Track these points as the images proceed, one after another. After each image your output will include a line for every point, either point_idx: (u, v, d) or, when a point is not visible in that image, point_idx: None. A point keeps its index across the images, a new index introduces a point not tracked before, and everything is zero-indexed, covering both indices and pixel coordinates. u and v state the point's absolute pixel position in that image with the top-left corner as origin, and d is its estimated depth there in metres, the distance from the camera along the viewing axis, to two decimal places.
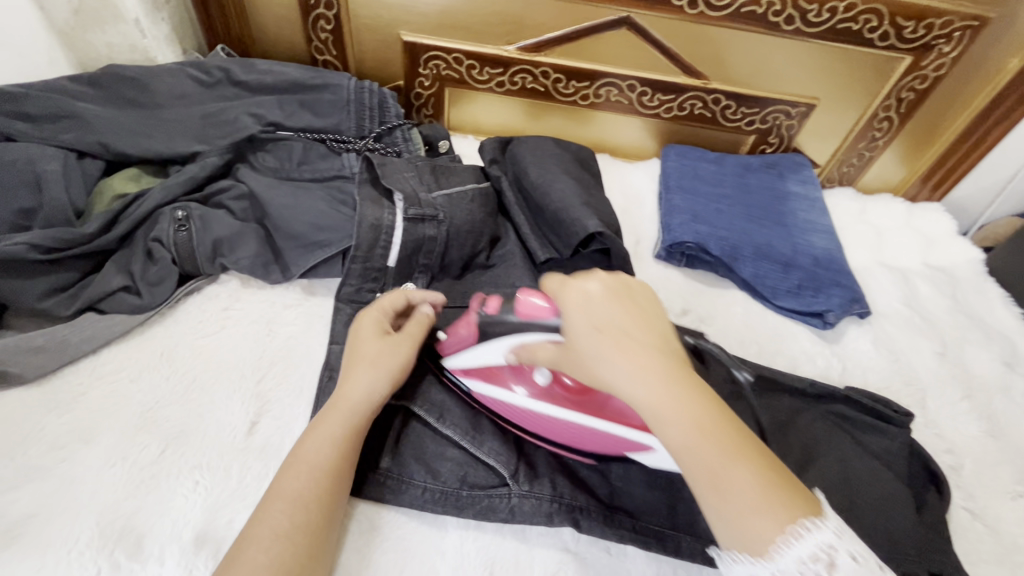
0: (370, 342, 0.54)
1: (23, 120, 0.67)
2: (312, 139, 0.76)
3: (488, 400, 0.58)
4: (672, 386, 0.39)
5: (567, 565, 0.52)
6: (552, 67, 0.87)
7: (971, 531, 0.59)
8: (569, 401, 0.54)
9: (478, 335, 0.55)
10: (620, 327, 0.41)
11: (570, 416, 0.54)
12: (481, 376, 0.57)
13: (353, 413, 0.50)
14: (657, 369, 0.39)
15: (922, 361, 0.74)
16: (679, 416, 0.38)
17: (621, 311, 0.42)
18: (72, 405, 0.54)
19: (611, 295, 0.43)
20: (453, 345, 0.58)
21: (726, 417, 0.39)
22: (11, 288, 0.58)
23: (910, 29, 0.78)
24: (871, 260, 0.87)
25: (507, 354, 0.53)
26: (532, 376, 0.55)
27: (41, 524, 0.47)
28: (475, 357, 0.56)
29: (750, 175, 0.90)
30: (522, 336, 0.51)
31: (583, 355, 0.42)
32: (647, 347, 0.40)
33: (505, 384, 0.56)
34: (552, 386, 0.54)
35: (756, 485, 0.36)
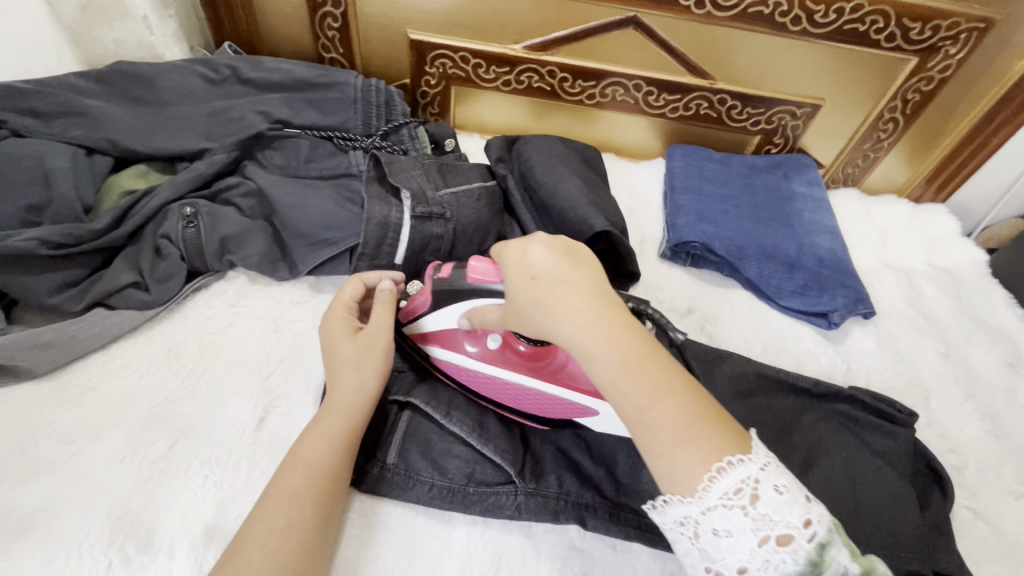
0: (344, 346, 0.54)
1: (32, 117, 0.67)
2: (320, 137, 0.76)
3: (445, 364, 0.60)
4: (604, 327, 0.40)
5: (572, 561, 0.52)
6: (558, 66, 0.87)
7: (973, 530, 0.59)
8: (520, 364, 0.57)
9: (432, 302, 0.56)
10: (554, 277, 0.43)
11: (522, 379, 0.56)
12: (437, 341, 0.60)
13: (351, 413, 0.51)
14: (588, 311, 0.41)
15: (926, 362, 0.74)
16: (608, 353, 0.39)
17: (559, 264, 0.44)
18: (81, 400, 0.54)
19: (550, 252, 0.45)
20: (409, 313, 0.59)
21: (658, 355, 0.40)
22: (22, 283, 0.58)
23: (917, 30, 0.78)
24: (874, 260, 0.87)
25: (461, 319, 0.55)
26: (486, 340, 0.57)
27: (51, 517, 0.47)
28: (432, 324, 0.58)
29: (755, 176, 0.90)
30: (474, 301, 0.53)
31: (523, 306, 0.44)
32: (581, 292, 0.42)
33: (460, 349, 0.58)
34: (505, 350, 0.57)
35: (680, 417, 0.37)
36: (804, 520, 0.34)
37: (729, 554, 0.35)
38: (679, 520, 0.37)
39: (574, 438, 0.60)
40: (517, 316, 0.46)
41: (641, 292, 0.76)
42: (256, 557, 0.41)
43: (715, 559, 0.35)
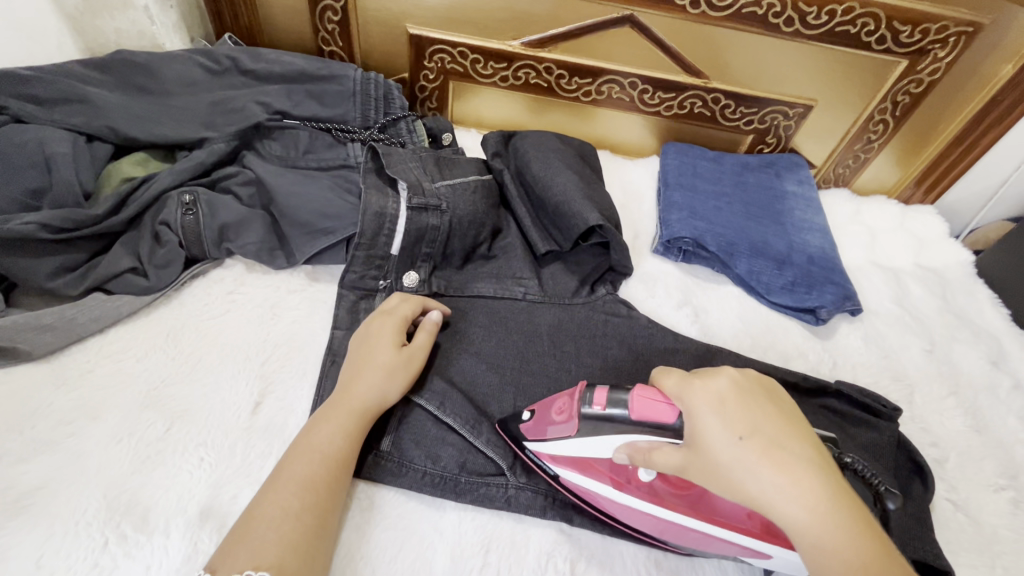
0: (389, 355, 0.55)
1: (32, 103, 0.68)
2: (318, 128, 0.77)
3: (580, 490, 0.54)
4: (835, 513, 0.39)
5: (561, 545, 0.54)
6: (555, 62, 0.88)
7: (952, 521, 0.61)
8: (672, 498, 0.50)
9: (578, 430, 0.51)
10: (769, 439, 0.41)
11: (678, 518, 0.50)
12: (574, 465, 0.53)
13: (366, 411, 0.52)
14: (817, 491, 0.39)
15: (911, 358, 0.76)
16: (841, 546, 0.38)
17: (765, 419, 0.42)
18: (79, 382, 0.55)
19: (753, 403, 0.43)
20: (543, 432, 0.53)
21: (888, 550, 0.39)
22: (21, 266, 0.59)
23: (907, 33, 0.79)
24: (863, 259, 0.89)
25: (619, 451, 0.49)
26: (635, 473, 0.51)
27: (50, 496, 0.48)
28: (569, 447, 0.52)
29: (748, 175, 0.91)
30: (637, 437, 0.48)
31: (723, 467, 0.41)
32: (806, 465, 0.40)
33: (601, 478, 0.52)
34: (654, 481, 0.51)
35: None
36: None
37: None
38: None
39: None
40: (708, 472, 0.43)
41: (634, 287, 0.77)
42: (272, 536, 0.43)
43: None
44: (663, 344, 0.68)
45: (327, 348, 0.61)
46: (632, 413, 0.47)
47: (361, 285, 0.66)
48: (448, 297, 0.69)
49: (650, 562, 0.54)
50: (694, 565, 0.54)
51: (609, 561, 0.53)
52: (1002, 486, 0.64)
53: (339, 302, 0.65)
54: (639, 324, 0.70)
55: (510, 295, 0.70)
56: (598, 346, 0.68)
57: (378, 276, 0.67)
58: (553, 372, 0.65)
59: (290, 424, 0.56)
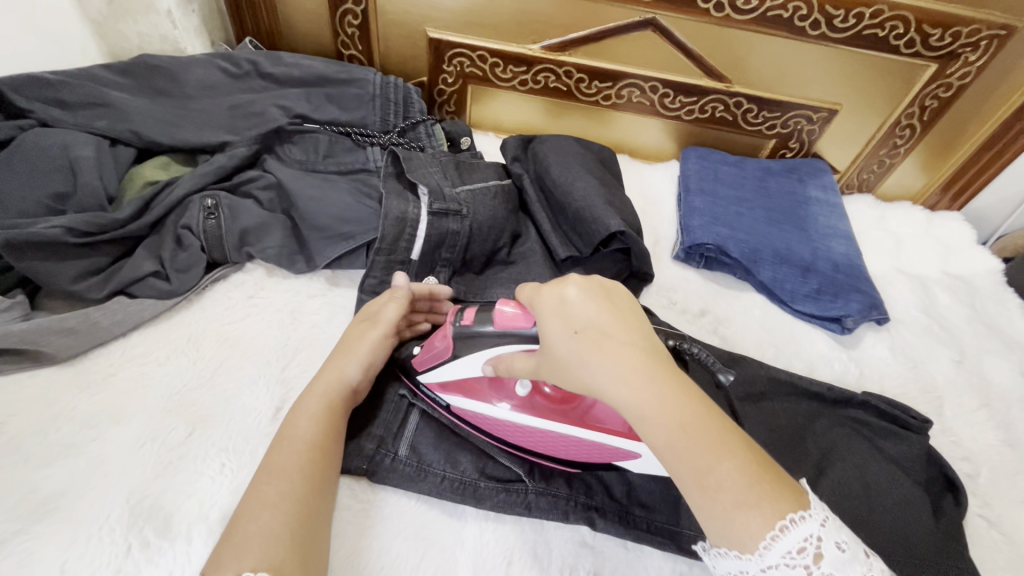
0: (355, 330, 0.58)
1: (58, 107, 0.68)
2: (338, 132, 0.77)
3: (471, 416, 0.57)
4: (656, 385, 0.39)
5: (584, 557, 0.52)
6: (575, 66, 0.87)
7: (986, 538, 0.59)
8: (551, 410, 0.55)
9: (453, 348, 0.54)
10: (599, 328, 0.42)
11: (557, 426, 0.54)
12: (459, 390, 0.57)
13: (331, 395, 0.52)
14: (638, 368, 0.40)
15: (939, 368, 0.74)
16: (661, 414, 0.38)
17: (600, 314, 0.43)
18: (103, 386, 0.55)
19: (594, 302, 0.44)
20: (429, 358, 0.56)
21: (711, 413, 0.39)
22: (45, 270, 0.59)
23: (937, 36, 0.78)
24: (888, 266, 0.87)
25: (485, 366, 0.53)
26: (513, 388, 0.56)
27: (73, 501, 0.48)
28: (452, 370, 0.55)
29: (770, 179, 0.90)
30: (499, 347, 0.51)
31: (562, 361, 0.43)
32: (631, 348, 0.41)
33: (486, 400, 0.56)
34: (534, 396, 0.56)
35: (742, 482, 0.36)
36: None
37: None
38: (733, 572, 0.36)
39: None
40: (554, 368, 0.44)
41: (654, 293, 0.76)
42: (256, 529, 0.41)
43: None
44: None
45: None
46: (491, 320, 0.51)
47: (381, 290, 0.66)
48: (467, 304, 0.68)
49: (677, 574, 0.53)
50: None
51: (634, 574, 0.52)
52: None
53: (359, 307, 0.64)
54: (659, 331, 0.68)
55: None
56: None
57: None
58: None
59: None
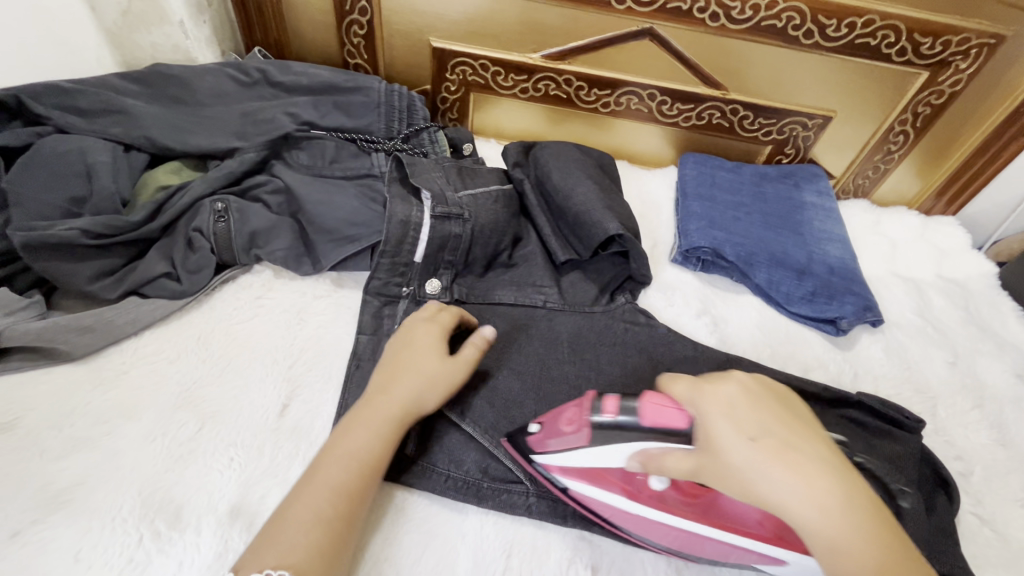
0: (434, 365, 0.55)
1: (74, 114, 0.71)
2: (344, 139, 0.80)
3: (592, 503, 0.53)
4: (849, 510, 0.38)
5: (582, 552, 0.54)
6: (574, 75, 0.89)
7: (978, 535, 0.60)
8: (686, 506, 0.50)
9: (591, 441, 0.49)
10: (780, 440, 0.41)
11: (689, 525, 0.50)
12: (585, 476, 0.52)
13: (399, 411, 0.52)
14: (832, 491, 0.39)
15: (933, 369, 0.75)
16: (857, 543, 0.38)
17: (776, 422, 0.42)
18: (116, 382, 0.57)
19: (762, 406, 0.43)
20: (548, 441, 0.52)
21: (899, 546, 0.39)
22: (62, 270, 0.61)
23: (927, 45, 0.80)
24: (884, 270, 0.88)
25: (630, 460, 0.49)
26: (647, 482, 0.51)
27: (88, 492, 0.49)
28: (578, 458, 0.51)
29: (767, 185, 0.92)
30: (646, 443, 0.47)
31: (733, 473, 0.41)
32: (819, 465, 0.40)
33: (615, 488, 0.52)
34: (667, 491, 0.51)
35: None
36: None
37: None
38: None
39: None
40: (720, 477, 0.42)
41: (653, 296, 0.77)
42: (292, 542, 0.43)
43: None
44: (685, 353, 0.68)
45: (352, 352, 0.62)
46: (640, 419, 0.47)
47: (386, 292, 0.67)
48: (469, 305, 0.70)
49: (672, 569, 0.54)
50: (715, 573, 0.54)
51: (630, 568, 0.53)
52: None
53: (363, 307, 0.66)
54: (658, 333, 0.70)
55: (530, 303, 0.71)
56: (619, 354, 0.68)
57: (401, 283, 0.68)
58: (575, 379, 0.65)
59: (317, 427, 0.57)
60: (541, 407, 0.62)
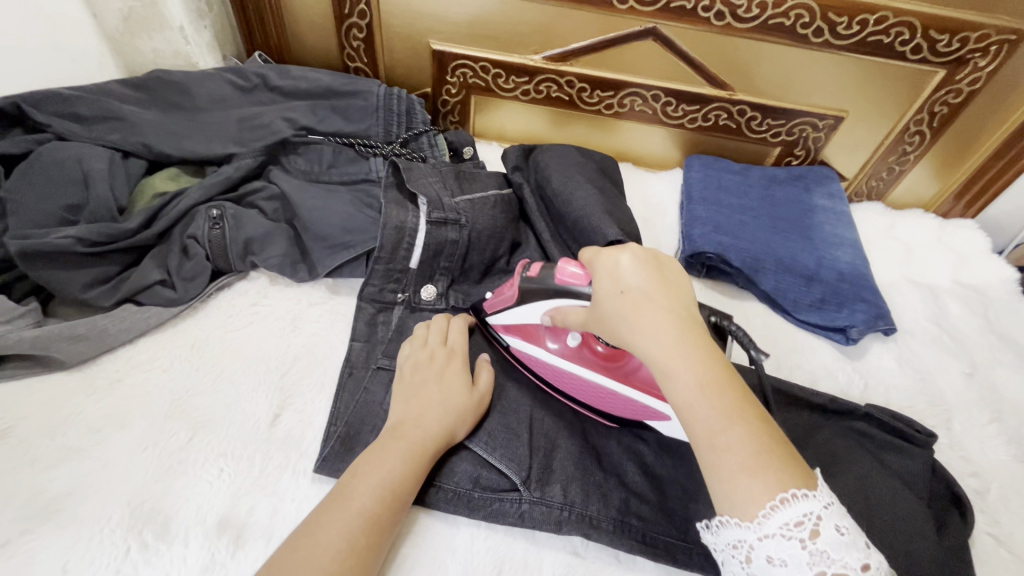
0: (463, 396, 0.56)
1: (73, 121, 0.71)
2: (342, 143, 0.79)
3: (524, 356, 0.64)
4: (683, 345, 0.41)
5: (575, 568, 0.52)
6: (576, 76, 0.88)
7: (994, 557, 0.57)
8: (597, 364, 0.59)
9: (519, 296, 0.60)
10: (640, 290, 0.44)
11: (597, 378, 0.59)
12: (519, 333, 0.63)
13: (423, 444, 0.51)
14: (670, 329, 0.42)
15: (949, 380, 0.72)
16: (683, 372, 0.40)
17: (646, 277, 0.45)
18: (110, 390, 0.57)
19: (642, 265, 0.46)
20: (495, 304, 0.63)
21: (735, 383, 0.40)
22: (58, 279, 0.61)
23: (944, 42, 0.76)
24: (897, 275, 0.85)
25: (544, 316, 0.57)
26: (565, 338, 0.61)
27: (77, 502, 0.49)
28: (514, 316, 0.61)
29: (775, 188, 0.89)
30: (558, 300, 0.55)
31: (607, 315, 0.46)
32: (666, 309, 0.43)
33: (541, 342, 0.62)
34: (582, 349, 0.61)
35: (750, 447, 0.37)
36: (862, 563, 0.34)
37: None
38: (732, 543, 0.37)
39: (583, 445, 0.59)
40: (602, 323, 0.47)
41: None
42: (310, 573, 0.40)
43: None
44: None
45: (345, 360, 0.62)
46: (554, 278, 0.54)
47: (381, 299, 0.67)
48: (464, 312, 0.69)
49: None
50: None
51: None
52: None
53: (358, 314, 0.65)
54: None
55: None
56: None
57: (397, 290, 0.68)
58: None
59: (308, 437, 0.56)
60: (537, 411, 0.61)
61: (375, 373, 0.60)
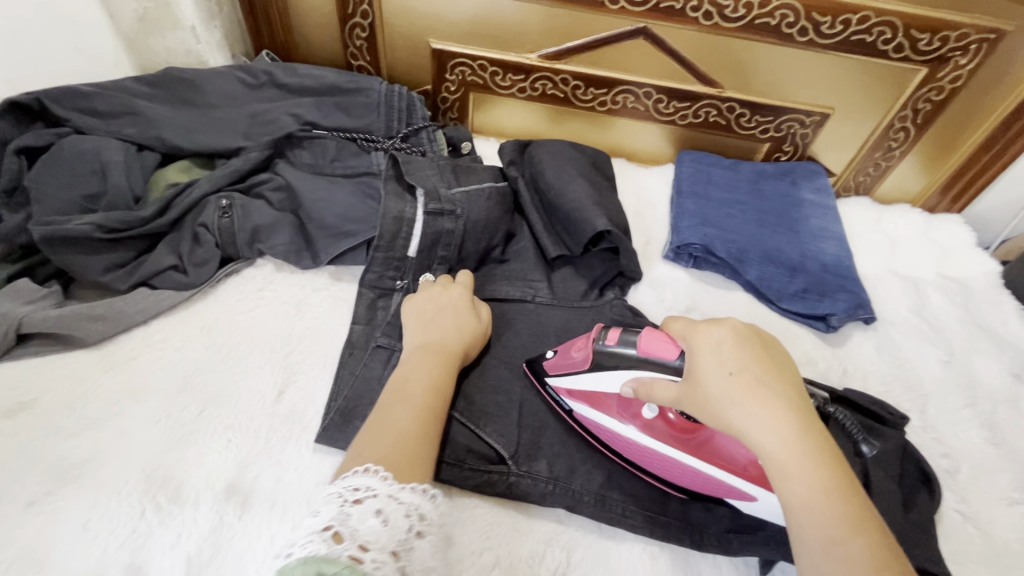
0: (472, 320, 0.63)
1: (92, 115, 0.75)
2: (345, 138, 0.83)
3: (589, 423, 0.60)
4: (806, 447, 0.42)
5: (559, 536, 0.56)
6: (571, 74, 0.91)
7: (961, 532, 0.60)
8: (672, 437, 0.56)
9: (593, 361, 0.57)
10: (755, 378, 0.45)
11: (674, 453, 0.55)
12: (586, 400, 0.60)
13: (448, 358, 0.57)
14: (791, 429, 0.43)
15: (927, 367, 0.75)
16: (805, 477, 0.41)
17: (757, 362, 0.46)
18: (126, 367, 0.61)
19: (751, 352, 0.46)
20: (563, 365, 0.60)
21: (854, 491, 0.41)
22: (79, 263, 0.65)
23: (925, 41, 0.79)
24: (881, 268, 0.88)
25: (625, 384, 0.55)
26: (639, 409, 0.58)
27: (97, 468, 0.53)
28: (584, 381, 0.58)
29: (763, 182, 0.92)
30: (642, 374, 0.53)
31: (714, 400, 0.46)
32: (787, 404, 0.44)
33: (610, 412, 0.59)
34: (655, 421, 0.57)
35: (874, 565, 0.37)
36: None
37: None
38: None
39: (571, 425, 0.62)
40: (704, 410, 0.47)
41: (642, 291, 0.79)
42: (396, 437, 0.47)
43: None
44: None
45: (346, 341, 0.65)
46: (639, 348, 0.53)
47: (380, 284, 0.70)
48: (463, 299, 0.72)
49: (647, 555, 0.55)
50: (689, 560, 0.56)
51: (606, 555, 0.55)
52: (1018, 500, 0.63)
53: (358, 299, 0.69)
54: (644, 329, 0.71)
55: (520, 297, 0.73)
56: None
57: (395, 277, 0.71)
58: None
59: (310, 412, 0.60)
60: (528, 392, 0.64)
61: (374, 351, 0.63)
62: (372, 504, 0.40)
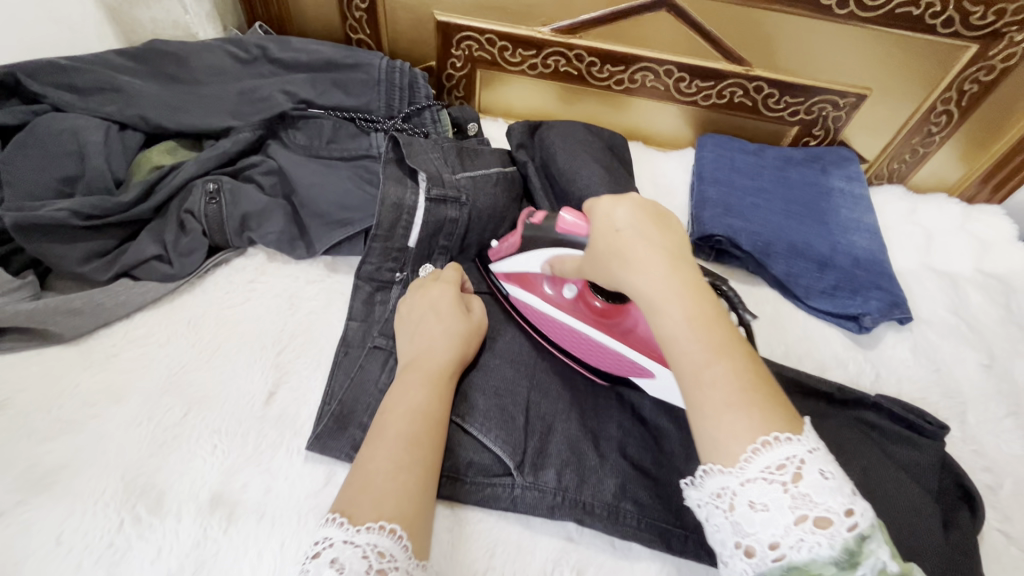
0: (462, 323, 0.58)
1: (71, 92, 0.70)
2: (342, 118, 0.77)
3: (521, 304, 0.65)
4: (675, 282, 0.41)
5: (568, 554, 0.52)
6: (586, 49, 0.84)
7: (1004, 555, 0.55)
8: (590, 317, 0.60)
9: (520, 245, 0.61)
10: (637, 231, 0.44)
11: (588, 330, 0.60)
12: (519, 282, 0.64)
13: (444, 372, 0.54)
14: (662, 264, 0.42)
15: (966, 372, 0.70)
16: (674, 306, 0.40)
17: (644, 219, 0.45)
18: (106, 365, 0.57)
19: (636, 204, 0.46)
20: (500, 253, 0.66)
21: (725, 324, 0.40)
22: (55, 253, 0.61)
23: (978, 14, 0.72)
24: (917, 263, 0.82)
25: (543, 265, 0.59)
26: (563, 290, 0.62)
27: (73, 475, 0.50)
28: (515, 264, 0.63)
29: (791, 169, 0.85)
30: (557, 248, 0.56)
31: (602, 251, 0.46)
32: (664, 252, 0.43)
33: (538, 291, 0.63)
34: (579, 302, 0.61)
35: (733, 382, 0.37)
36: (847, 509, 0.33)
37: (761, 528, 0.34)
38: (715, 493, 0.36)
39: (581, 428, 0.58)
40: (596, 261, 0.48)
41: None
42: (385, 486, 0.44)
43: (746, 533, 0.35)
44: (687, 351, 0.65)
45: (341, 338, 0.61)
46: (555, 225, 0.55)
47: (378, 277, 0.65)
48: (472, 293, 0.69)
49: None
50: None
51: None
52: None
53: (354, 293, 0.64)
54: None
55: None
56: None
57: (394, 269, 0.66)
58: (571, 370, 0.63)
59: (302, 416, 0.56)
60: (534, 393, 0.60)
61: (370, 352, 0.59)
62: (326, 555, 0.39)
